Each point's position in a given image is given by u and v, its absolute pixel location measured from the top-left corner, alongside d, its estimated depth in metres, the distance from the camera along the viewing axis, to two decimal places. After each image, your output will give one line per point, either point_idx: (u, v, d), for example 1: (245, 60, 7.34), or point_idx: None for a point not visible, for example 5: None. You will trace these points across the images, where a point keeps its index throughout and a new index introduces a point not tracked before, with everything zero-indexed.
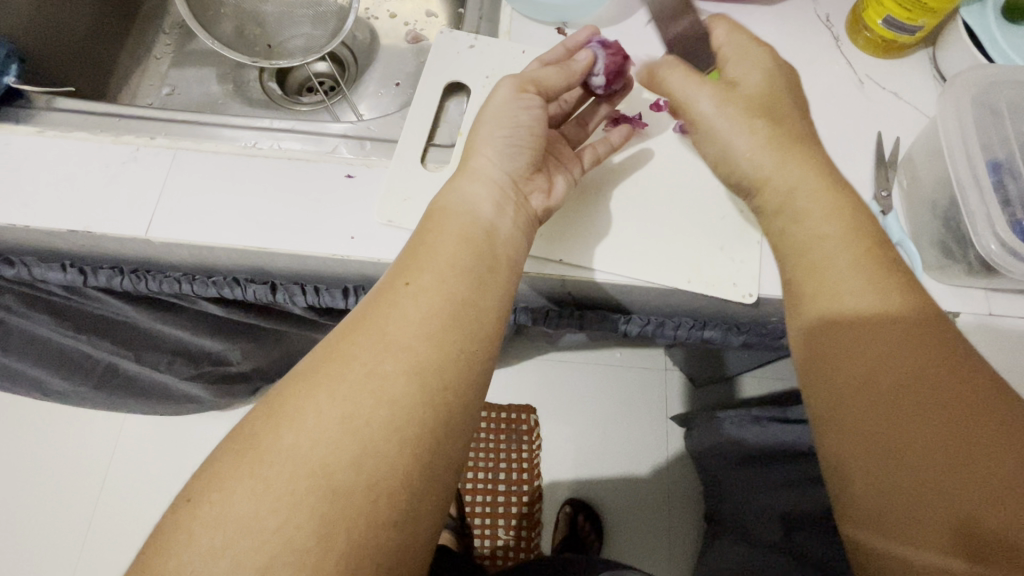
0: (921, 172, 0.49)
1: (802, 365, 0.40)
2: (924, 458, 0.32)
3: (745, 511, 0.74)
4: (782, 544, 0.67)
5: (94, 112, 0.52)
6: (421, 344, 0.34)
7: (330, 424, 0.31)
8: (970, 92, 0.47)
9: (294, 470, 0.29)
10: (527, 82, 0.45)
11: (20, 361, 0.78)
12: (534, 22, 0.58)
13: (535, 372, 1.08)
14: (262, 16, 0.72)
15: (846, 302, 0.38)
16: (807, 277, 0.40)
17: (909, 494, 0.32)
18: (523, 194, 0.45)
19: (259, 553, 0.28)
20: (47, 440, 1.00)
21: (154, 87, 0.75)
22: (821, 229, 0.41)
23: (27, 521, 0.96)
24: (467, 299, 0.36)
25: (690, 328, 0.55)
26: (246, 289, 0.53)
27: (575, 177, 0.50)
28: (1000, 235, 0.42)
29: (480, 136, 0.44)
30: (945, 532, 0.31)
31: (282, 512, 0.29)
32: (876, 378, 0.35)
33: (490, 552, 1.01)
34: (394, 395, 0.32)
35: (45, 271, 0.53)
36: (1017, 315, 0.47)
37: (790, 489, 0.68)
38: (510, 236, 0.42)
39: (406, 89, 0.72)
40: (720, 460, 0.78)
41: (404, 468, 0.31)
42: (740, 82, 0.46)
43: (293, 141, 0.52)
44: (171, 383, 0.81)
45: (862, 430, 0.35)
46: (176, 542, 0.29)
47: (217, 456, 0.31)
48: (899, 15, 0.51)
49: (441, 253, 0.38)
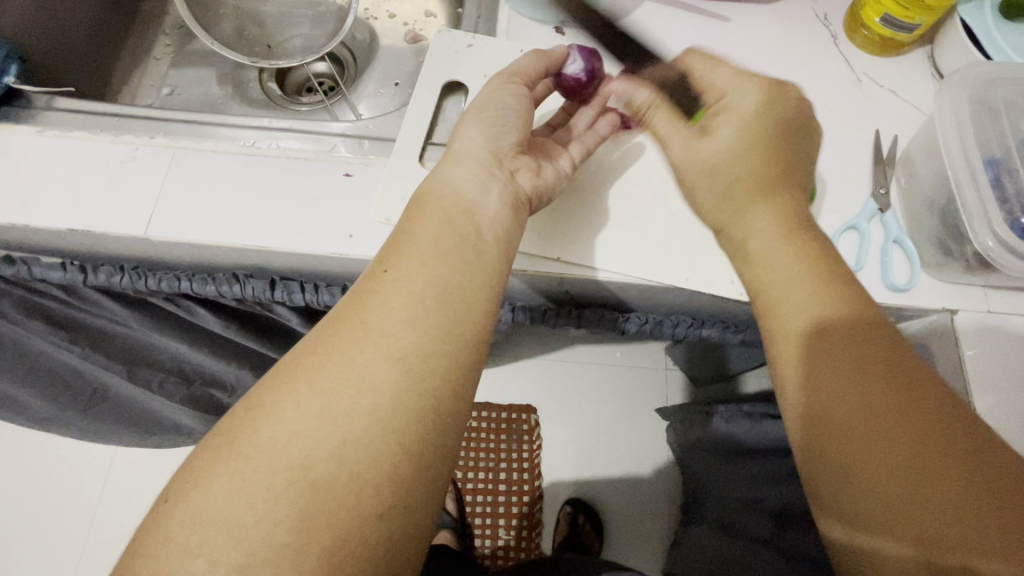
0: (919, 170, 0.49)
1: (770, 354, 0.39)
2: (899, 455, 0.31)
3: (721, 504, 0.75)
4: (770, 539, 0.66)
5: (93, 112, 0.53)
6: (403, 333, 0.34)
7: (308, 416, 0.31)
8: (967, 89, 0.47)
9: (272, 462, 0.30)
10: (516, 74, 0.48)
11: (16, 385, 0.81)
12: (532, 20, 0.58)
13: (534, 371, 1.09)
14: (261, 16, 0.72)
15: (810, 310, 0.37)
16: (771, 280, 0.40)
17: (885, 495, 0.31)
18: (507, 171, 0.45)
19: (237, 550, 0.28)
20: (54, 442, 1.03)
21: (155, 87, 0.75)
22: (773, 272, 0.40)
23: (35, 522, 0.99)
24: (451, 289, 0.36)
25: (688, 326, 0.56)
26: (245, 285, 0.52)
27: (566, 170, 0.48)
28: (997, 232, 0.42)
29: (467, 120, 0.46)
30: (921, 533, 0.30)
31: (260, 507, 0.29)
32: (854, 371, 0.34)
33: (490, 551, 1.01)
34: (376, 384, 0.32)
35: (45, 270, 0.53)
36: (1016, 313, 0.47)
37: (778, 484, 0.68)
38: (497, 216, 0.42)
39: (405, 89, 0.72)
40: (702, 460, 0.79)
41: (387, 460, 0.31)
42: (712, 134, 0.45)
43: (291, 140, 0.52)
44: (160, 410, 0.85)
45: (839, 428, 0.34)
46: (160, 542, 0.29)
47: (196, 456, 0.31)
48: (897, 13, 0.51)
49: (421, 241, 0.38)
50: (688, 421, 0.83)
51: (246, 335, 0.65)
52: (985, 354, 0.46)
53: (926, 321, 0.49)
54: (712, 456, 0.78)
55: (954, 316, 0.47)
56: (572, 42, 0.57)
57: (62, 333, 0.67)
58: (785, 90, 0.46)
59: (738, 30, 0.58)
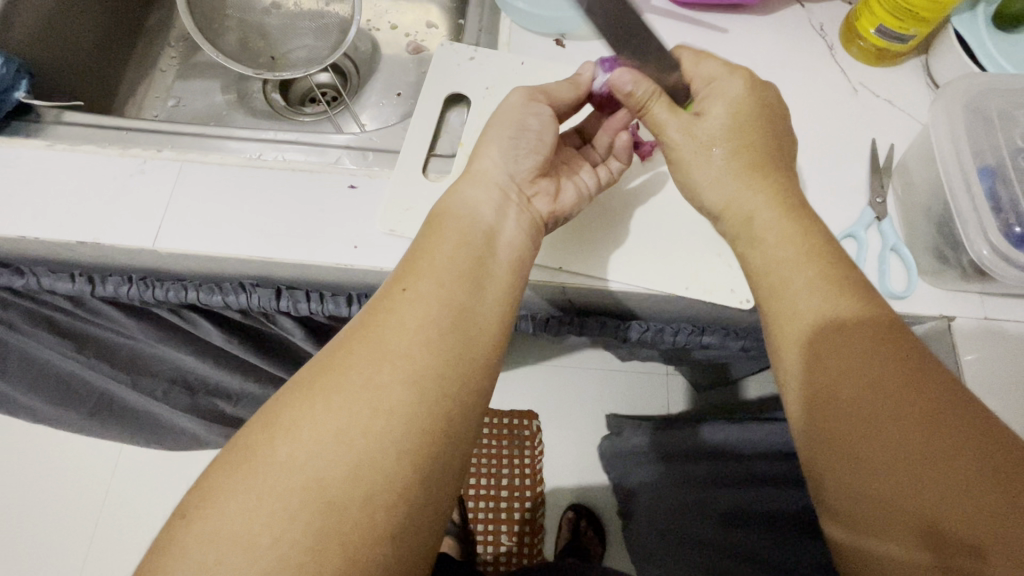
0: (916, 179, 0.50)
1: (773, 362, 0.41)
2: (899, 468, 0.32)
3: (686, 516, 0.76)
4: (719, 542, 0.71)
5: (102, 126, 0.54)
6: (416, 355, 0.35)
7: (325, 434, 0.32)
8: (960, 100, 0.47)
9: (290, 481, 0.30)
10: (537, 92, 0.48)
11: (22, 390, 0.82)
12: (533, 32, 0.59)
13: (535, 377, 1.09)
14: (265, 28, 0.73)
15: (826, 311, 0.38)
16: (776, 302, 0.41)
17: (883, 505, 0.33)
18: (525, 196, 0.47)
19: (254, 568, 0.29)
20: (56, 452, 1.03)
21: (160, 99, 0.76)
22: (788, 277, 0.41)
23: (36, 532, 0.98)
24: (463, 309, 0.37)
25: (689, 333, 0.56)
26: (251, 295, 0.53)
27: (588, 189, 0.50)
28: (992, 241, 0.43)
29: (488, 139, 0.47)
30: (912, 543, 0.31)
31: (278, 526, 0.29)
32: (854, 385, 0.35)
33: (492, 558, 1.01)
34: (391, 404, 0.33)
35: (53, 281, 0.53)
36: (1011, 319, 0.47)
37: (743, 487, 0.70)
38: (512, 238, 0.43)
39: (408, 99, 0.73)
40: (679, 493, 0.78)
41: (401, 480, 0.31)
42: (705, 114, 0.46)
43: (296, 153, 0.53)
44: (165, 414, 0.85)
45: (841, 439, 0.35)
46: (174, 555, 0.29)
47: (212, 471, 0.32)
48: (892, 24, 0.52)
49: (438, 260, 0.39)
50: (671, 434, 0.85)
51: (249, 345, 0.65)
52: (983, 359, 0.46)
53: (924, 329, 0.50)
54: (686, 468, 0.79)
55: (952, 323, 0.47)
56: (572, 54, 0.58)
57: (67, 342, 0.67)
58: (772, 91, 0.48)
59: (737, 41, 0.59)
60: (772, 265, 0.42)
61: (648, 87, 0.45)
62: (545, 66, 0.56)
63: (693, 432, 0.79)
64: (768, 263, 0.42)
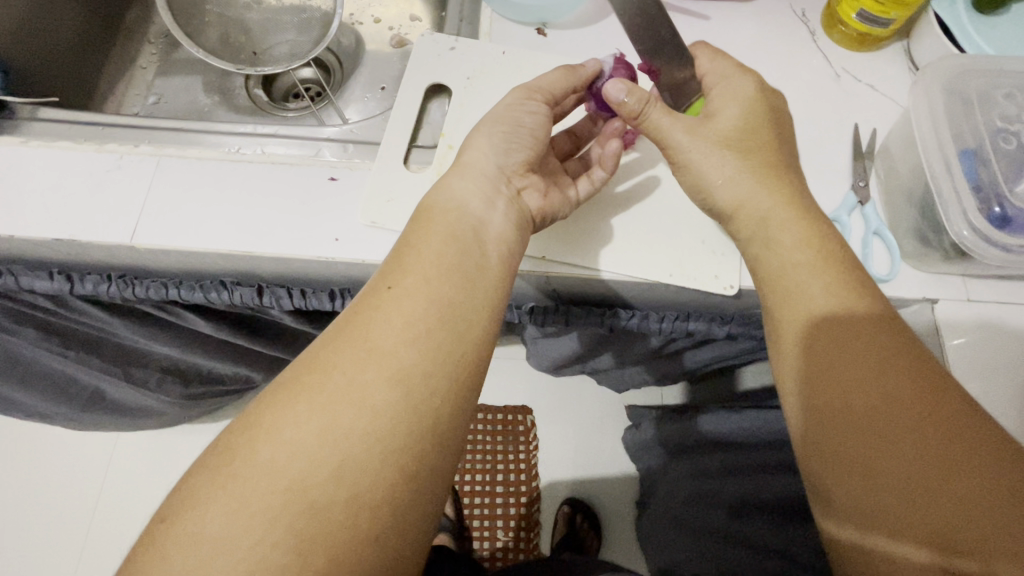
0: (897, 164, 0.50)
1: (774, 354, 0.41)
2: (893, 460, 0.33)
3: (699, 513, 0.74)
4: (727, 530, 0.69)
5: (77, 121, 0.53)
6: (403, 353, 0.34)
7: (307, 436, 0.31)
8: (940, 82, 0.47)
9: (271, 484, 0.30)
10: (536, 91, 0.47)
11: (10, 388, 0.81)
12: (514, 23, 0.59)
13: (527, 371, 1.09)
14: (247, 23, 0.73)
15: (819, 304, 0.39)
16: (784, 286, 0.41)
17: (877, 495, 0.33)
18: (514, 188, 0.46)
19: (232, 572, 0.28)
20: (42, 456, 1.01)
21: (140, 96, 0.74)
22: (786, 260, 0.41)
23: (21, 540, 0.96)
24: (452, 306, 0.37)
25: (674, 320, 0.55)
26: (233, 292, 0.52)
27: (571, 198, 0.49)
28: (972, 222, 0.43)
29: (481, 133, 0.46)
30: (904, 531, 0.31)
31: (257, 531, 0.29)
32: (852, 377, 0.36)
33: (489, 553, 1.01)
34: (377, 404, 0.32)
35: (31, 280, 0.52)
36: (993, 299, 0.48)
37: (744, 475, 0.69)
38: (500, 233, 0.43)
39: (392, 93, 0.73)
40: (695, 483, 0.76)
41: (386, 482, 0.31)
42: (717, 115, 0.46)
43: (277, 146, 0.52)
44: (156, 403, 0.84)
45: (838, 432, 0.35)
46: (152, 560, 0.29)
47: (190, 475, 0.32)
48: (872, 8, 0.52)
49: (427, 256, 0.39)
50: (680, 426, 0.83)
51: (239, 337, 0.64)
52: (966, 341, 0.46)
53: (908, 310, 0.50)
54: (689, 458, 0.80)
55: (935, 305, 0.47)
56: (554, 43, 0.58)
57: (53, 340, 0.66)
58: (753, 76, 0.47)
59: (718, 29, 0.59)
60: (771, 259, 0.42)
61: (639, 96, 0.44)
62: (527, 57, 0.56)
63: (693, 423, 0.80)
64: (772, 251, 0.42)
